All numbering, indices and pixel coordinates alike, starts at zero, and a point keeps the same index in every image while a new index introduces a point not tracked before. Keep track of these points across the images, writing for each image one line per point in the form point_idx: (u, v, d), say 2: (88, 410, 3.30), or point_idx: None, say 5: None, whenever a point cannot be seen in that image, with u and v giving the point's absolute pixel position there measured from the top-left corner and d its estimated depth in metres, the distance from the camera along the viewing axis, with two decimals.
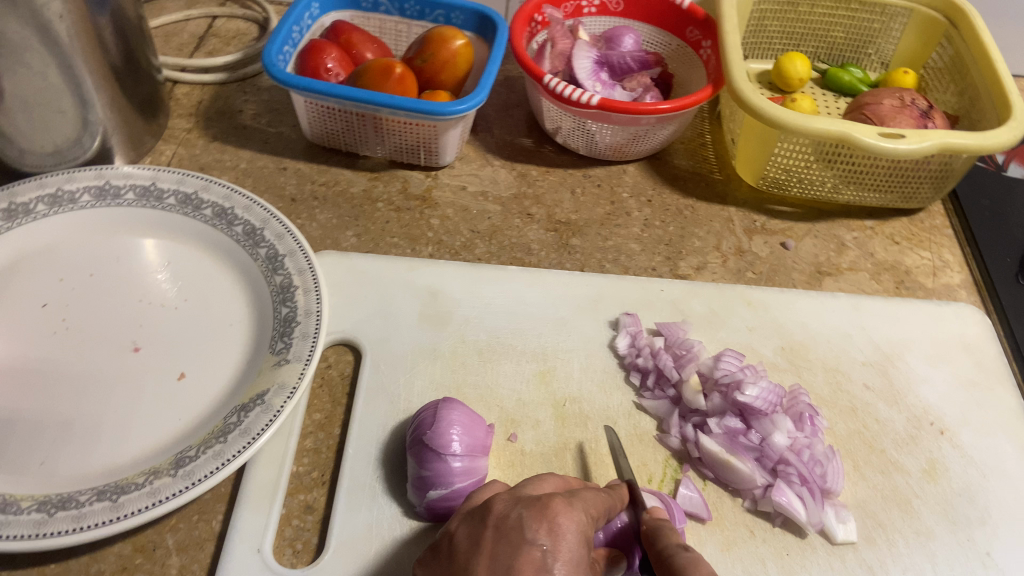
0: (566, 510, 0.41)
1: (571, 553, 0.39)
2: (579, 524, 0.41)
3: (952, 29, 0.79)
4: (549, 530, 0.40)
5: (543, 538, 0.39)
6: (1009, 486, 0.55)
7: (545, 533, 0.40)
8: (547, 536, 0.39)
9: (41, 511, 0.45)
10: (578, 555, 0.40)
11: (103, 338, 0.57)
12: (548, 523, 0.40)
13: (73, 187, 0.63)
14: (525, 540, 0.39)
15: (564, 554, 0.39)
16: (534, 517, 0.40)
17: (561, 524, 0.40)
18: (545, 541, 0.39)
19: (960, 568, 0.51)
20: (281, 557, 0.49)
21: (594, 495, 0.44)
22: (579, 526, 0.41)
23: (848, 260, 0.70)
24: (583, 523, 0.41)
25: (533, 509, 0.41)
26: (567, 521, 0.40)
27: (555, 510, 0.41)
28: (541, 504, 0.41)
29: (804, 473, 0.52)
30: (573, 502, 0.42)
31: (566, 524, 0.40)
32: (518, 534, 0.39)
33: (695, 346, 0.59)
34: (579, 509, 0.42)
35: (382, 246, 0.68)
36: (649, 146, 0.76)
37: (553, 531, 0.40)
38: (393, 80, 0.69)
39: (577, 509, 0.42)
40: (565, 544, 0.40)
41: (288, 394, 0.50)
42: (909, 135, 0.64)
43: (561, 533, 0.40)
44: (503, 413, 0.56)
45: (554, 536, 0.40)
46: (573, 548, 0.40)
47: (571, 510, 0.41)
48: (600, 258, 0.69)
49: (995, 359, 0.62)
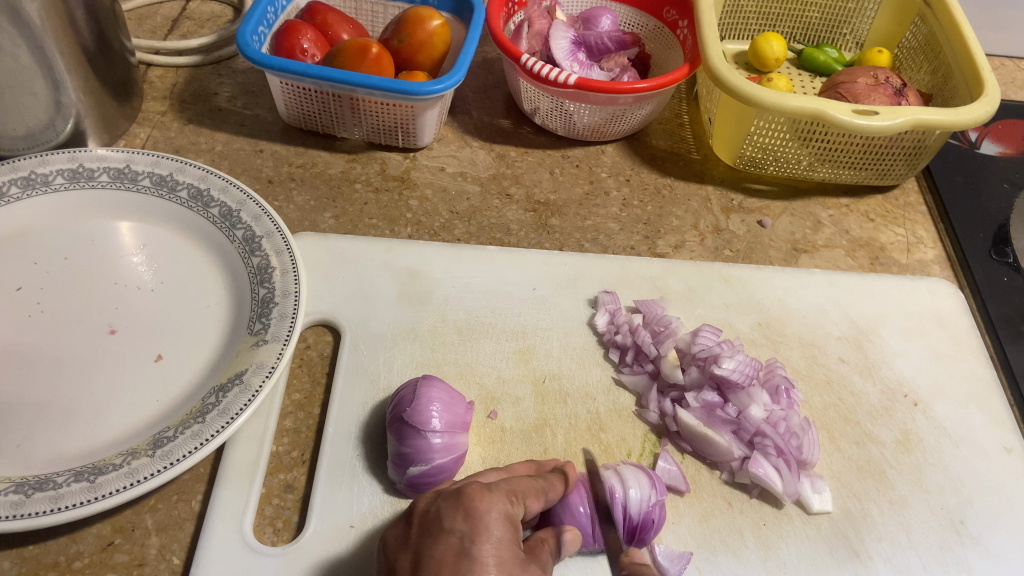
0: (483, 495, 0.41)
1: (491, 534, 0.39)
2: (499, 506, 0.41)
3: (926, 8, 0.79)
4: (465, 516, 0.40)
5: (460, 524, 0.40)
6: (980, 455, 0.56)
7: (462, 519, 0.40)
8: (464, 522, 0.40)
9: (17, 493, 0.44)
10: (500, 536, 0.40)
11: (79, 322, 0.57)
12: (464, 509, 0.40)
13: (47, 170, 0.62)
14: (442, 530, 0.39)
15: (484, 536, 0.39)
16: (452, 507, 0.41)
17: (478, 508, 0.40)
18: (462, 527, 0.39)
19: (935, 535, 0.52)
20: (262, 535, 0.49)
21: (522, 480, 0.44)
22: (499, 507, 0.41)
23: (824, 237, 0.71)
24: (505, 505, 0.41)
25: (451, 500, 0.41)
26: (484, 505, 0.40)
27: (470, 496, 0.41)
28: (459, 494, 0.41)
29: (780, 444, 0.53)
30: (492, 487, 0.42)
31: (483, 507, 0.40)
32: (437, 526, 0.40)
33: (673, 322, 0.60)
34: (499, 492, 0.42)
35: (360, 227, 0.68)
36: (628, 126, 0.76)
37: (469, 516, 0.40)
38: (369, 61, 0.68)
39: (496, 492, 0.42)
40: (484, 526, 0.40)
41: (267, 373, 0.50)
42: (882, 112, 0.64)
43: (479, 516, 0.40)
44: (483, 391, 0.57)
45: (471, 520, 0.40)
46: (495, 530, 0.40)
47: (488, 494, 0.41)
48: (579, 238, 0.69)
49: (968, 332, 0.63)
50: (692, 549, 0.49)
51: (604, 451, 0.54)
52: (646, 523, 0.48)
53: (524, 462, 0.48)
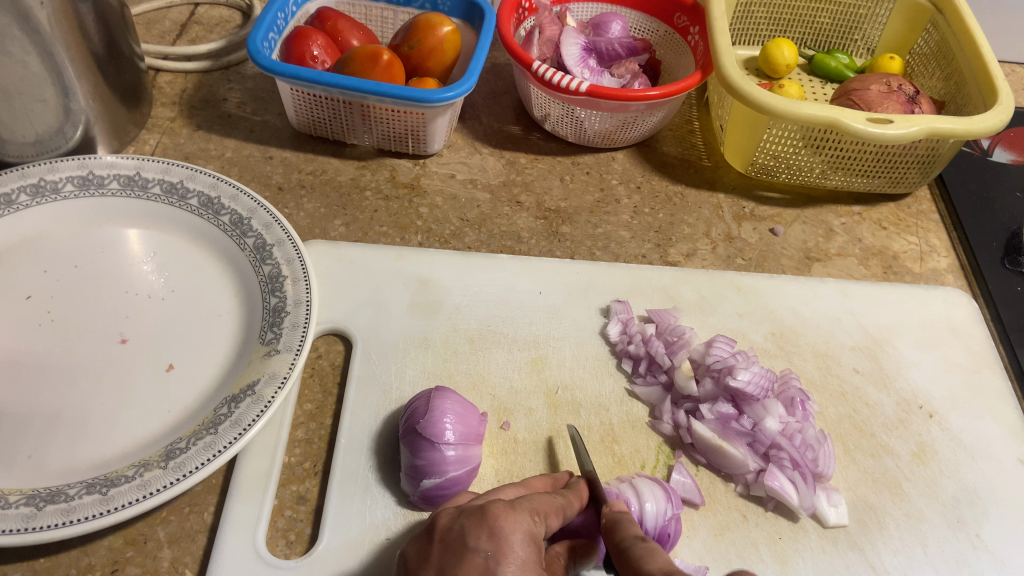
0: (508, 514, 0.41)
1: (517, 555, 0.39)
2: (523, 526, 0.41)
3: (938, 14, 0.79)
4: (490, 535, 0.39)
5: (486, 544, 0.39)
6: (996, 468, 0.56)
7: (487, 538, 0.39)
8: (489, 541, 0.39)
9: (29, 506, 0.44)
10: (525, 557, 0.39)
11: (89, 331, 0.57)
12: (489, 528, 0.40)
13: (56, 176, 0.62)
14: (467, 549, 0.39)
15: (510, 557, 0.39)
16: (476, 525, 0.40)
17: (503, 528, 0.40)
18: (487, 546, 0.39)
19: (951, 549, 0.52)
20: (274, 548, 0.49)
21: (544, 498, 0.44)
22: (524, 527, 0.41)
23: (836, 246, 0.70)
24: (529, 525, 0.41)
25: (474, 518, 0.41)
26: (509, 524, 0.40)
27: (495, 514, 0.40)
28: (483, 512, 0.41)
29: (796, 457, 0.52)
30: (516, 505, 0.42)
31: (508, 527, 0.40)
32: (461, 544, 0.39)
33: (686, 332, 0.59)
34: (523, 511, 0.42)
35: (371, 235, 0.67)
36: (639, 133, 0.76)
37: (494, 536, 0.39)
38: (380, 67, 0.68)
39: (520, 511, 0.41)
40: (509, 547, 0.39)
41: (279, 384, 0.50)
42: (896, 120, 0.64)
43: (504, 536, 0.39)
44: (495, 401, 0.56)
45: (496, 540, 0.39)
46: (520, 552, 0.39)
47: (513, 513, 0.41)
48: (591, 246, 0.69)
49: (983, 343, 0.63)
50: (708, 563, 0.49)
51: (618, 463, 0.54)
52: (663, 536, 0.49)
53: (541, 478, 0.48)
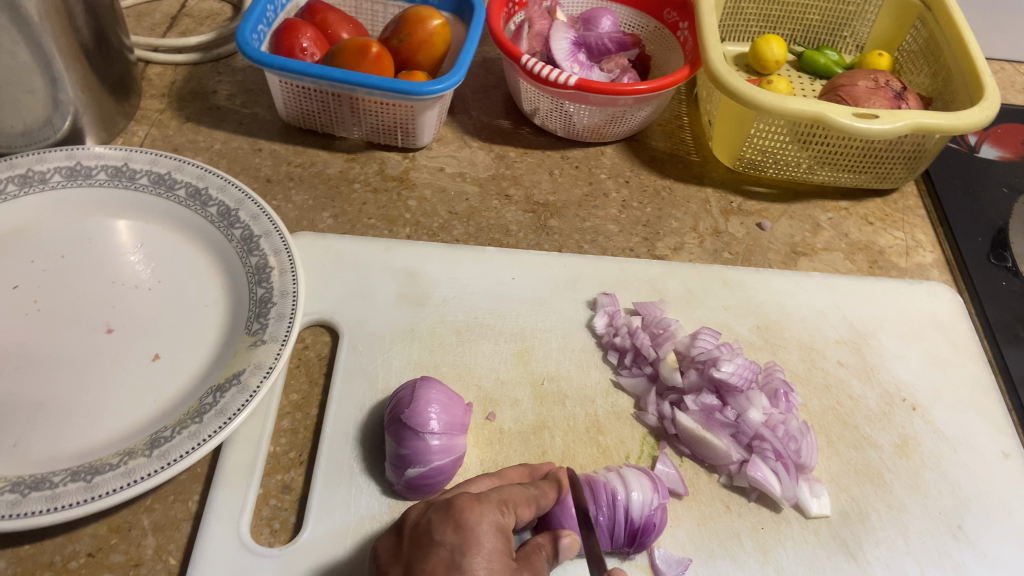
0: (474, 506, 0.41)
1: (482, 546, 0.39)
2: (490, 517, 0.41)
3: (926, 11, 0.79)
4: (455, 528, 0.40)
5: (451, 536, 0.39)
6: (978, 460, 0.56)
7: (452, 531, 0.39)
8: (454, 534, 0.39)
9: (13, 493, 0.44)
10: (491, 547, 0.39)
11: (75, 321, 0.57)
12: (454, 521, 0.40)
13: (44, 167, 0.62)
14: (433, 542, 0.39)
15: (475, 548, 0.39)
16: (442, 519, 0.40)
17: (469, 519, 0.40)
18: (452, 539, 0.39)
19: (931, 540, 0.52)
20: (259, 536, 0.49)
21: (513, 490, 0.44)
22: (490, 518, 0.41)
23: (823, 240, 0.71)
24: (496, 516, 0.41)
25: (441, 511, 0.41)
26: (475, 516, 0.40)
27: (462, 507, 0.41)
28: (450, 505, 0.41)
29: (779, 448, 0.53)
30: (483, 497, 0.42)
31: (474, 518, 0.40)
32: (427, 538, 0.40)
33: (672, 325, 0.60)
34: (490, 502, 0.42)
35: (359, 227, 0.68)
36: (628, 127, 0.76)
37: (460, 528, 0.40)
38: (369, 60, 0.68)
39: (487, 503, 0.42)
40: (475, 538, 0.39)
41: (264, 374, 0.50)
42: (883, 115, 0.64)
43: (470, 528, 0.40)
44: (481, 392, 0.57)
45: (462, 532, 0.39)
46: (486, 542, 0.39)
47: (479, 505, 0.41)
48: (578, 239, 0.69)
49: (967, 337, 0.63)
50: (690, 553, 0.49)
51: (602, 453, 0.54)
52: (648, 526, 0.48)
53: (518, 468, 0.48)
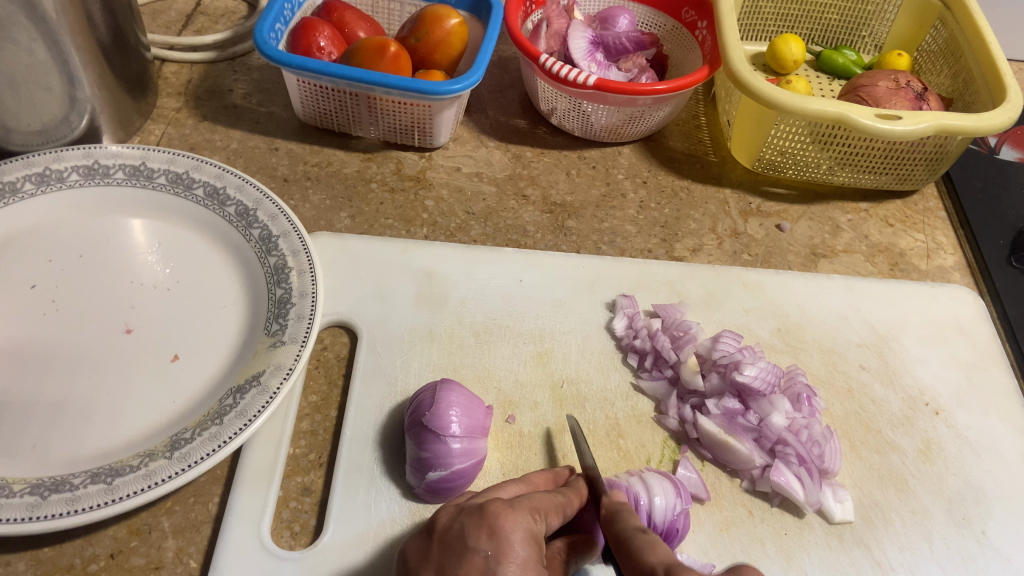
0: (508, 513, 0.40)
1: (517, 554, 0.39)
2: (523, 524, 0.40)
3: (947, 11, 0.78)
4: (490, 535, 0.39)
5: (485, 543, 0.39)
6: (1002, 466, 0.56)
7: (487, 538, 0.39)
8: (489, 541, 0.39)
9: (34, 495, 0.44)
10: (525, 556, 0.39)
11: (93, 320, 0.57)
12: (488, 527, 0.40)
13: (62, 166, 0.62)
14: (467, 548, 0.39)
15: (509, 556, 0.39)
16: (476, 524, 0.40)
17: (503, 526, 0.40)
18: (486, 546, 0.39)
19: (956, 546, 0.51)
20: (279, 539, 0.49)
21: (543, 496, 0.44)
22: (524, 526, 0.40)
23: (843, 242, 0.70)
24: (529, 523, 0.41)
25: (475, 516, 0.41)
26: (509, 523, 0.40)
27: (495, 513, 0.40)
28: (483, 511, 0.41)
29: (802, 453, 0.52)
30: (515, 504, 0.42)
31: (509, 525, 0.40)
32: (461, 543, 0.39)
33: (693, 327, 0.59)
34: (523, 509, 0.41)
35: (376, 228, 0.67)
36: (645, 127, 0.76)
37: (494, 535, 0.39)
38: (387, 59, 0.67)
39: (520, 510, 0.41)
40: (509, 546, 0.39)
41: (284, 376, 0.50)
42: (905, 116, 0.64)
43: (504, 535, 0.39)
44: (501, 395, 0.56)
45: (496, 540, 0.39)
46: (520, 551, 0.39)
47: (513, 512, 0.41)
48: (597, 240, 0.68)
49: (989, 340, 0.63)
50: (713, 558, 0.49)
51: (623, 457, 0.54)
52: (671, 532, 0.48)
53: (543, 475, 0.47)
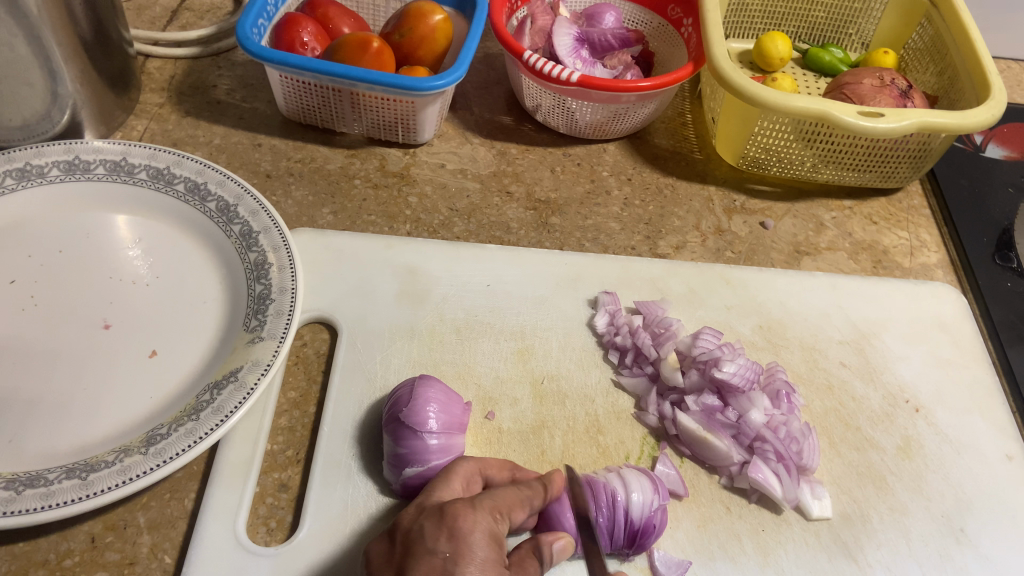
0: (467, 514, 0.40)
1: (475, 556, 0.39)
2: (483, 524, 0.40)
3: (933, 9, 0.78)
4: (449, 536, 0.39)
5: (444, 545, 0.39)
6: (982, 463, 0.56)
7: (446, 539, 0.39)
8: (448, 542, 0.39)
9: (7, 490, 0.44)
10: (485, 557, 0.39)
11: (72, 316, 0.56)
12: (448, 529, 0.39)
13: (42, 161, 0.61)
14: (426, 550, 0.39)
15: (468, 558, 0.38)
16: (435, 526, 0.40)
17: (463, 528, 0.40)
18: (446, 548, 0.39)
19: (933, 543, 0.51)
20: (255, 535, 0.48)
21: (507, 493, 0.43)
22: (484, 526, 0.40)
23: (827, 240, 0.70)
24: (489, 523, 0.41)
25: (434, 518, 0.40)
26: (469, 525, 0.40)
27: (455, 514, 0.40)
28: (443, 512, 0.40)
29: (780, 450, 0.52)
30: (477, 504, 0.42)
31: (468, 527, 0.40)
32: (420, 545, 0.39)
33: (673, 324, 0.59)
34: (483, 509, 0.41)
35: (359, 224, 0.67)
36: (630, 124, 0.75)
37: (453, 537, 0.39)
38: (370, 55, 0.67)
39: (480, 510, 0.41)
40: (468, 547, 0.39)
41: (262, 371, 0.50)
42: (888, 114, 0.64)
43: (463, 536, 0.39)
44: (480, 391, 0.56)
45: (455, 541, 0.39)
46: (479, 551, 0.39)
47: (472, 513, 0.41)
48: (580, 237, 0.68)
49: (971, 338, 0.63)
50: (690, 555, 0.49)
51: (602, 454, 0.54)
52: (647, 528, 0.48)
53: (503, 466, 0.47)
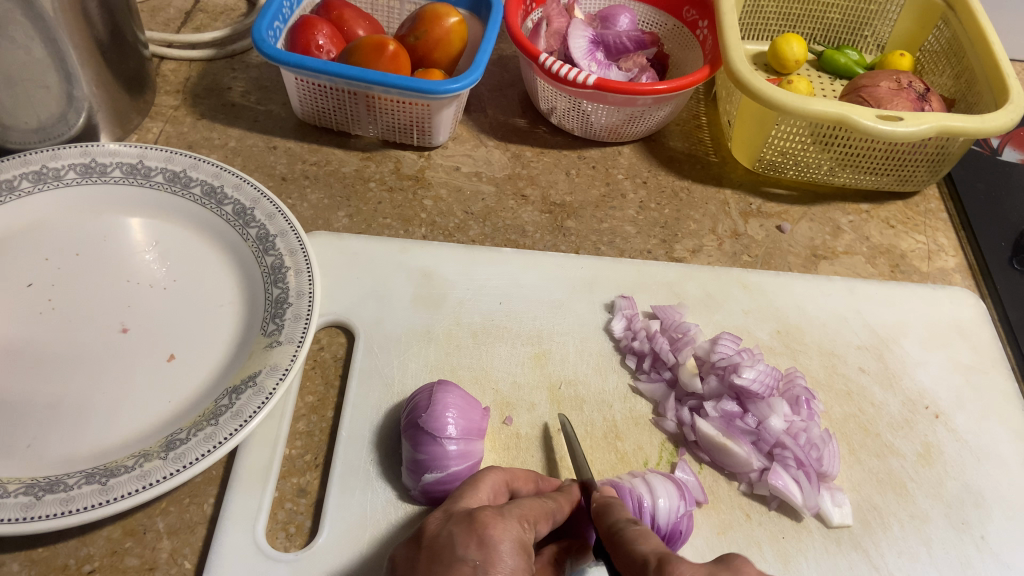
0: (497, 522, 0.40)
1: (506, 565, 0.38)
2: (513, 533, 0.40)
3: (950, 11, 0.78)
4: (479, 544, 0.39)
5: (474, 553, 0.38)
6: (1002, 470, 0.56)
7: (476, 547, 0.39)
8: (478, 551, 0.39)
9: (28, 495, 0.44)
10: (515, 565, 0.39)
11: (90, 320, 0.56)
12: (478, 537, 0.39)
13: (59, 164, 0.62)
14: (455, 558, 0.38)
15: (499, 567, 0.38)
16: (464, 533, 0.40)
17: (492, 536, 0.39)
18: (476, 556, 0.38)
19: (955, 550, 0.51)
20: (274, 540, 0.48)
21: (533, 503, 0.43)
22: (514, 535, 0.40)
23: (844, 243, 0.70)
24: (518, 532, 0.41)
25: (463, 525, 0.40)
26: (499, 533, 0.39)
27: (485, 522, 0.40)
28: (472, 519, 0.40)
29: (800, 456, 0.52)
30: (505, 512, 0.41)
31: (497, 535, 0.39)
32: (450, 553, 0.39)
33: (691, 329, 0.59)
34: (512, 518, 0.41)
35: (374, 227, 0.67)
36: (645, 127, 0.75)
37: (483, 545, 0.39)
38: (386, 57, 0.67)
39: (509, 519, 0.41)
40: (498, 555, 0.39)
41: (280, 376, 0.50)
42: (906, 118, 0.63)
43: (493, 545, 0.39)
44: (498, 396, 0.56)
45: (485, 550, 0.39)
46: (509, 561, 0.39)
47: (502, 521, 0.40)
48: (596, 241, 0.68)
49: (990, 343, 0.62)
50: (710, 562, 0.49)
51: (620, 460, 0.53)
52: (674, 534, 0.48)
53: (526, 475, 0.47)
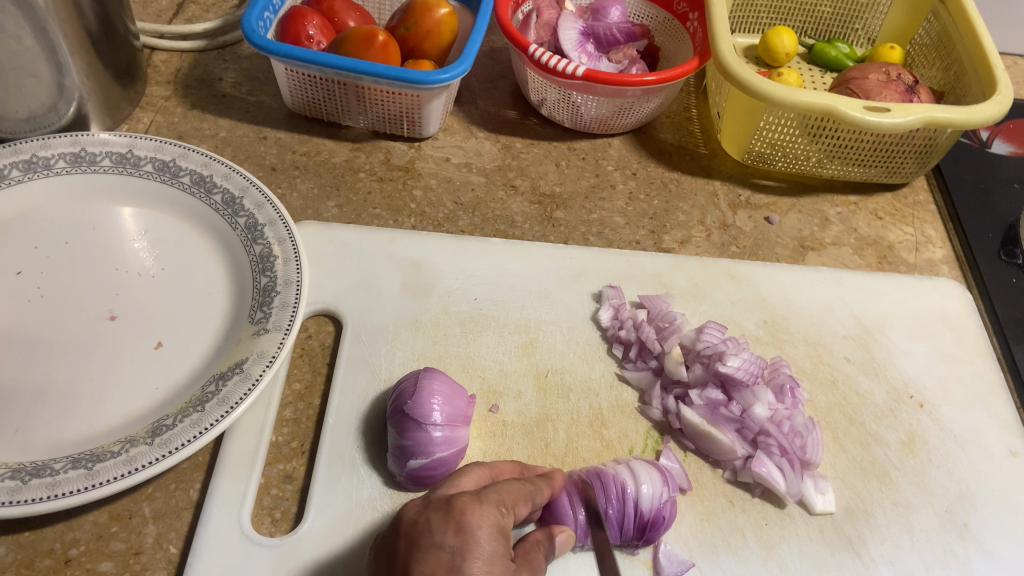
0: (474, 508, 0.40)
1: (482, 550, 0.39)
2: (490, 518, 0.41)
3: (939, 4, 0.78)
4: (456, 530, 0.39)
5: (451, 539, 0.39)
6: (985, 459, 0.56)
7: (453, 533, 0.39)
8: (455, 536, 0.39)
9: (14, 479, 0.44)
10: (492, 551, 0.39)
11: (79, 307, 0.57)
12: (455, 523, 0.39)
13: (49, 153, 0.62)
14: (433, 544, 0.39)
15: (475, 552, 0.39)
16: (442, 519, 0.40)
17: (469, 522, 0.40)
18: (453, 541, 0.39)
19: (936, 538, 0.51)
20: (260, 526, 0.49)
21: (511, 487, 0.44)
22: (491, 520, 0.40)
23: (832, 235, 0.70)
24: (496, 517, 0.41)
25: (441, 511, 0.40)
26: (476, 519, 0.40)
27: (462, 508, 0.40)
28: (450, 505, 0.40)
29: (784, 444, 0.52)
30: (483, 497, 0.42)
31: (474, 521, 0.40)
32: (427, 538, 0.39)
33: (678, 318, 0.59)
34: (490, 503, 0.41)
35: (364, 217, 0.67)
36: (635, 119, 0.75)
37: (460, 531, 0.39)
38: (376, 48, 0.67)
39: (487, 504, 0.41)
40: (475, 541, 0.39)
41: (267, 363, 0.50)
42: (894, 109, 0.63)
43: (470, 531, 0.39)
44: (485, 384, 0.56)
45: (462, 535, 0.39)
46: (486, 547, 0.39)
47: (479, 506, 0.41)
48: (584, 231, 0.68)
49: (975, 334, 0.63)
50: (693, 548, 0.49)
51: (606, 447, 0.54)
52: (658, 519, 0.48)
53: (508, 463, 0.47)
